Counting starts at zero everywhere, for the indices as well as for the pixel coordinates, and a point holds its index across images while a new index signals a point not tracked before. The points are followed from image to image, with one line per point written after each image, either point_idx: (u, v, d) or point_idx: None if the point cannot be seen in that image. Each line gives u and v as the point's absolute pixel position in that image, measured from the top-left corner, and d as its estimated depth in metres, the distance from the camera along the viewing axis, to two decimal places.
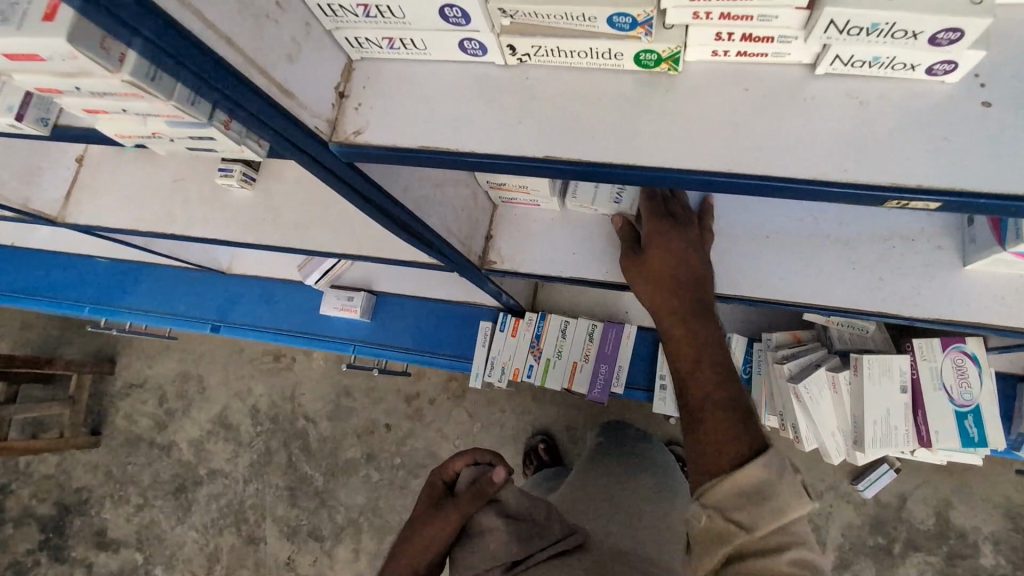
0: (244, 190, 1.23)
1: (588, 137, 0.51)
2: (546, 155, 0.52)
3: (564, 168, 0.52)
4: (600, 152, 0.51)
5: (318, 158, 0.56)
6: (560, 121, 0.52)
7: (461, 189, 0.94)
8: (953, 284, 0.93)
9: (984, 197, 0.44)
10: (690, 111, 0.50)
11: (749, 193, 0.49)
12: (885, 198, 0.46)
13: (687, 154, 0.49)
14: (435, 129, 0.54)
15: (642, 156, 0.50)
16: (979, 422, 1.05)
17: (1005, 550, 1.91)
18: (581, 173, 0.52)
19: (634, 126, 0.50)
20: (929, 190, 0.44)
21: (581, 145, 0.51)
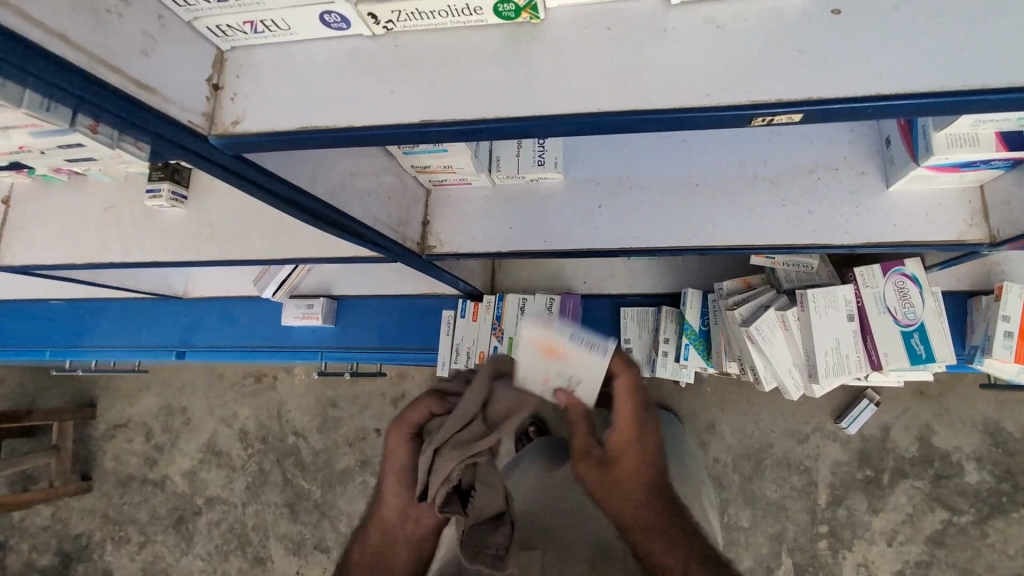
0: (177, 209, 1.21)
1: (465, 98, 0.51)
2: (425, 120, 0.52)
3: (444, 131, 0.51)
4: (475, 110, 0.51)
5: (198, 153, 0.55)
6: (434, 84, 0.52)
7: (384, 175, 0.93)
8: (878, 207, 0.95)
9: (841, 102, 0.45)
10: (557, 60, 0.50)
11: (627, 131, 0.50)
12: (754, 117, 0.46)
13: (558, 101, 0.49)
14: (314, 108, 0.54)
15: (516, 108, 0.50)
16: (924, 339, 1.07)
17: (987, 465, 1.96)
18: (472, 134, 0.52)
19: (507, 81, 0.50)
20: (791, 104, 0.45)
21: (459, 107, 0.51)
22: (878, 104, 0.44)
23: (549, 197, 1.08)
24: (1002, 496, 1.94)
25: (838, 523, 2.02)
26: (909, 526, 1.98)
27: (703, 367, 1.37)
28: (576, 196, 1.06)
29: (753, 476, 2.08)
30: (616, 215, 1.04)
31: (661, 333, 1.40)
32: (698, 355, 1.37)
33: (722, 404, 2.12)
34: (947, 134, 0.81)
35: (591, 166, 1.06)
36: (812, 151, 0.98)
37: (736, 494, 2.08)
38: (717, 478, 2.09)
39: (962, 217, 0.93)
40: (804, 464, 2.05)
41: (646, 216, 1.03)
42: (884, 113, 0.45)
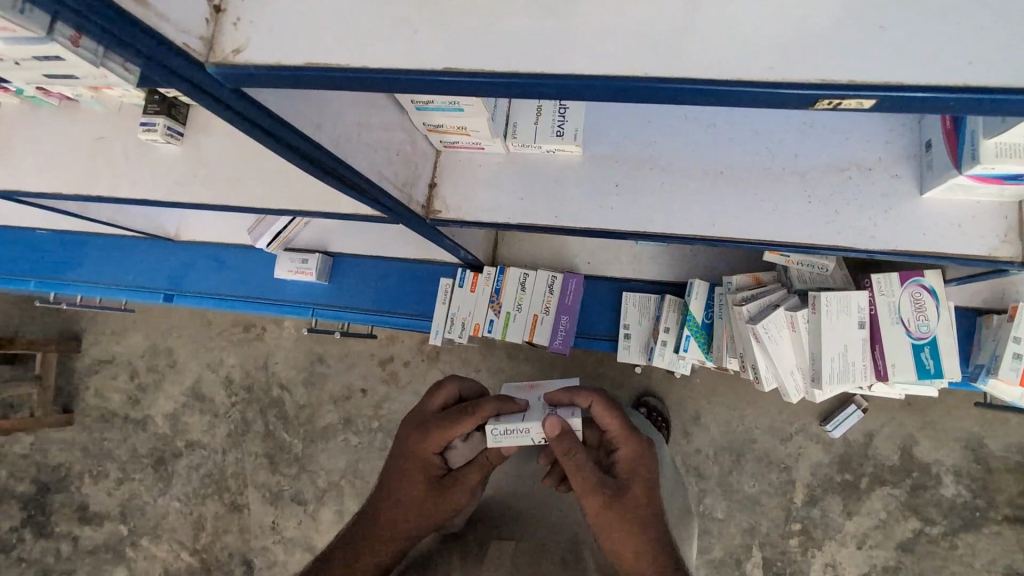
0: (172, 145, 1.14)
1: (494, 47, 0.45)
2: (446, 67, 0.46)
3: (470, 82, 0.46)
4: (505, 62, 0.45)
5: (192, 81, 0.49)
6: (463, 28, 0.46)
7: (394, 131, 0.88)
8: (909, 214, 0.91)
9: (922, 90, 0.40)
10: (606, 11, 0.44)
11: (671, 100, 0.44)
12: (814, 99, 0.42)
13: (599, 60, 0.44)
14: (324, 43, 0.48)
15: (552, 64, 0.44)
16: (935, 354, 1.05)
17: (966, 480, 1.97)
18: (501, 88, 0.47)
19: (542, 34, 0.45)
20: (864, 87, 0.40)
21: (489, 57, 0.45)
22: (966, 97, 0.39)
23: (564, 169, 1.02)
24: (975, 511, 1.96)
25: (811, 522, 2.04)
26: (881, 532, 2.00)
27: (701, 360, 1.35)
28: (593, 171, 1.01)
29: (733, 470, 2.09)
30: (633, 196, 0.99)
31: (663, 322, 1.37)
32: (698, 347, 1.34)
33: (710, 396, 2.11)
34: (998, 143, 0.77)
35: (612, 142, 1.00)
36: (845, 148, 0.93)
37: (714, 486, 2.09)
38: (697, 468, 2.10)
39: (995, 233, 0.89)
40: (785, 462, 2.06)
41: (664, 199, 0.98)
42: (966, 108, 0.40)
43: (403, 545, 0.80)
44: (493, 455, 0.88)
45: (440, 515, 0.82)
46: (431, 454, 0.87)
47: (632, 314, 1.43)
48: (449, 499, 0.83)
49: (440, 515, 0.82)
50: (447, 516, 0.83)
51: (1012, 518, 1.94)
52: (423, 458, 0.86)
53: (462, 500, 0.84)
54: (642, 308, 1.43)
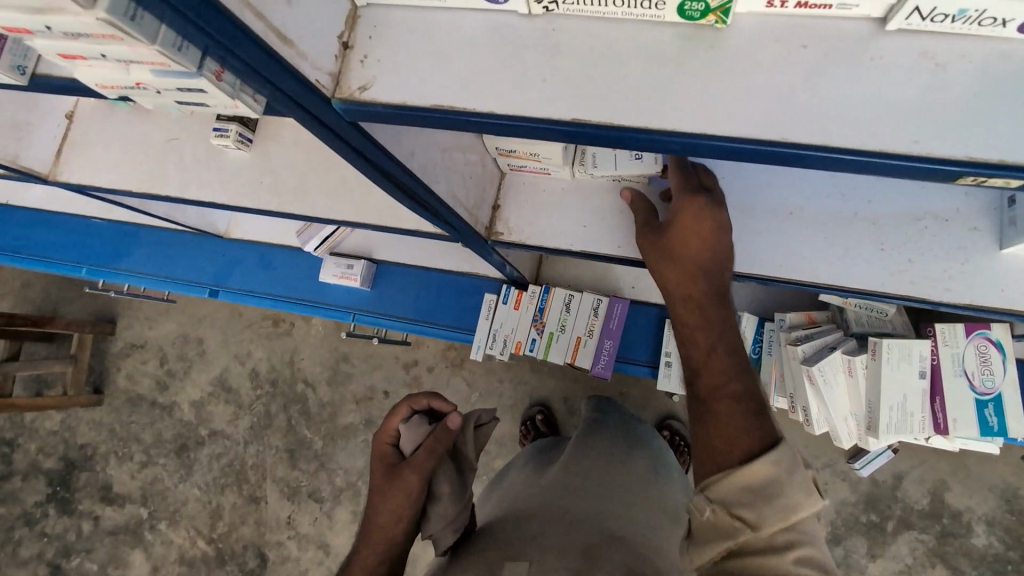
0: (241, 152, 1.17)
1: (625, 99, 0.46)
2: (573, 118, 0.47)
3: (598, 133, 0.47)
4: (636, 116, 0.46)
5: (316, 115, 0.51)
6: (593, 78, 0.47)
7: (470, 154, 0.89)
8: (987, 268, 0.89)
9: None
10: (745, 69, 0.44)
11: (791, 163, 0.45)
12: (935, 173, 0.42)
13: (733, 119, 0.44)
14: (450, 87, 0.48)
15: (681, 121, 0.45)
16: (999, 411, 1.02)
17: (998, 530, 1.91)
18: (622, 141, 0.47)
19: (666, 90, 0.46)
20: (997, 166, 0.41)
21: (616, 109, 0.46)
22: None
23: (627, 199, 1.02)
24: (1006, 564, 1.89)
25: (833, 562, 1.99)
26: None
27: None
28: None
29: None
30: None
31: None
32: None
33: None
34: None
35: None
36: (921, 195, 0.91)
37: None
38: None
39: None
40: None
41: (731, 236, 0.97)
42: None
43: (387, 546, 0.89)
44: (438, 438, 0.90)
45: (403, 507, 0.89)
46: (387, 448, 0.96)
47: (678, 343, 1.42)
48: (402, 484, 0.89)
49: (405, 507, 0.90)
50: (405, 497, 0.89)
51: None
52: (380, 453, 0.96)
53: (414, 482, 0.89)
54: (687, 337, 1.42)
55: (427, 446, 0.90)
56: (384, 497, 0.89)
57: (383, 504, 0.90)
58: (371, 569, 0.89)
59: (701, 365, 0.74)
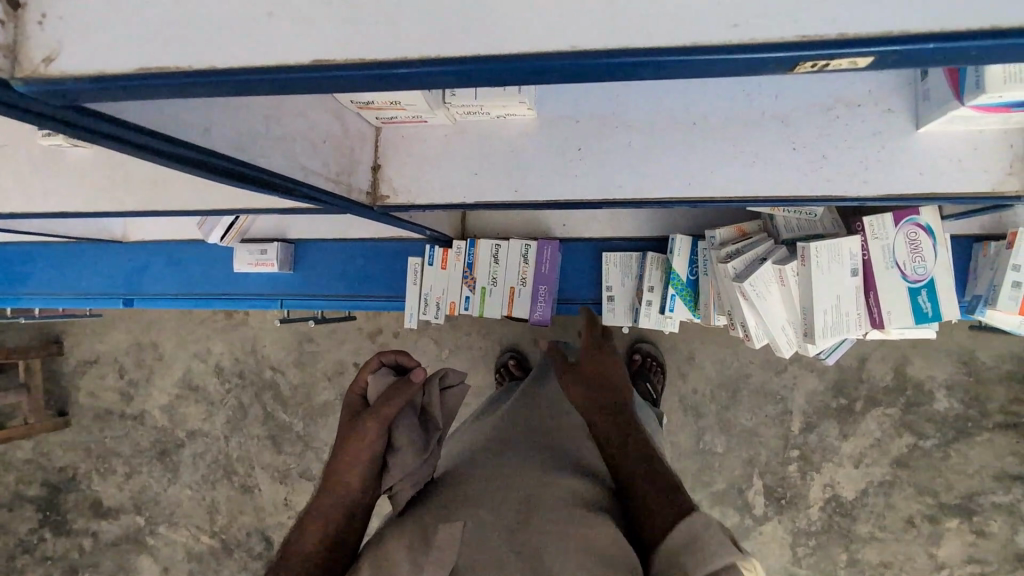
0: (84, 148, 1.01)
1: (404, 22, 0.39)
2: (350, 59, 0.40)
3: (370, 74, 0.40)
4: (414, 45, 0.40)
5: (4, 102, 0.38)
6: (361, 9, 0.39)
7: (318, 114, 0.76)
8: (902, 153, 0.81)
9: (892, 42, 0.37)
10: None
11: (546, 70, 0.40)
12: (767, 63, 0.39)
13: (531, 31, 0.39)
14: (170, 40, 0.39)
15: (486, 39, 0.39)
16: (932, 296, 0.99)
17: (958, 393, 1.96)
18: (400, 78, 0.40)
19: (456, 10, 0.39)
20: (764, 47, 0.37)
21: (383, 39, 0.39)
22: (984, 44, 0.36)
23: (516, 135, 0.91)
24: (968, 422, 1.96)
25: (809, 448, 2.06)
26: (877, 450, 2.02)
27: (689, 318, 1.29)
28: (552, 136, 0.90)
29: (731, 406, 2.08)
30: (600, 160, 0.88)
31: (645, 282, 1.31)
32: (685, 306, 1.28)
33: (703, 337, 2.08)
34: (1007, 67, 0.67)
35: (569, 102, 0.89)
36: (831, 82, 0.82)
37: (713, 423, 2.09)
38: (695, 408, 2.10)
39: (999, 165, 0.80)
40: (780, 393, 2.05)
41: (630, 161, 0.88)
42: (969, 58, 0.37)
43: (346, 497, 0.79)
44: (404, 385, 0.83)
45: (366, 454, 0.80)
46: (354, 398, 0.88)
47: (616, 276, 1.36)
48: (358, 433, 0.81)
49: (363, 459, 0.80)
50: (359, 450, 0.80)
51: (1003, 424, 1.95)
52: (347, 402, 0.88)
53: (374, 427, 0.80)
54: (627, 269, 1.35)
55: (390, 392, 0.82)
56: (341, 446, 0.81)
57: (338, 457, 0.81)
58: (328, 520, 0.78)
59: (592, 405, 0.96)
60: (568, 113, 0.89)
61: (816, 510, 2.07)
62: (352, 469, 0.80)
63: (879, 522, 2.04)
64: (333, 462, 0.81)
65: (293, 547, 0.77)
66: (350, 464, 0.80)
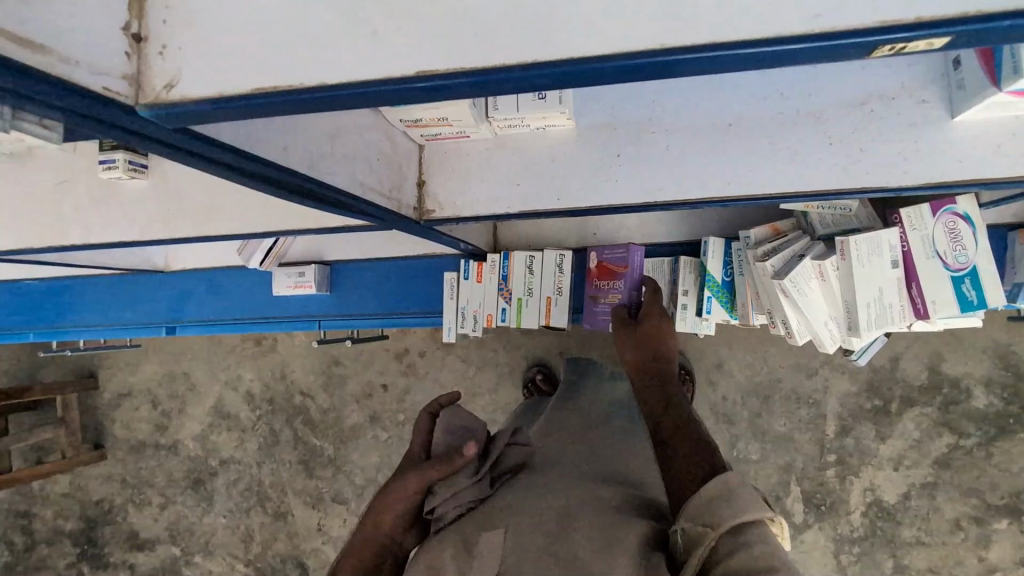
0: (139, 180, 1.06)
1: (483, 37, 0.42)
2: (443, 68, 0.43)
3: (457, 83, 0.43)
4: (500, 53, 0.42)
5: (127, 127, 0.43)
6: (449, 21, 0.42)
7: (370, 133, 0.80)
8: (939, 141, 0.83)
9: (926, 26, 0.38)
10: None
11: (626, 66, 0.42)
12: (817, 51, 0.40)
13: (620, 29, 0.41)
14: (277, 64, 0.43)
15: (564, 41, 0.42)
16: (976, 284, 0.98)
17: (998, 389, 1.92)
18: (473, 88, 0.44)
19: (540, 17, 0.42)
20: (842, 35, 0.39)
21: (482, 49, 0.42)
22: (973, 27, 0.37)
23: (554, 144, 0.94)
24: (1011, 419, 1.92)
25: (848, 452, 2.02)
26: (918, 451, 1.97)
27: (726, 320, 1.30)
28: (589, 144, 0.93)
29: (765, 412, 2.06)
30: (636, 164, 0.91)
31: (680, 286, 1.32)
32: (721, 308, 1.28)
33: (732, 343, 2.06)
34: None
35: (604, 110, 0.92)
36: (864, 77, 0.84)
37: (748, 430, 2.07)
38: (729, 415, 2.08)
39: None
40: (814, 397, 2.03)
41: (667, 163, 0.91)
42: (973, 39, 0.39)
43: (376, 536, 0.85)
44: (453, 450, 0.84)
45: (401, 503, 0.84)
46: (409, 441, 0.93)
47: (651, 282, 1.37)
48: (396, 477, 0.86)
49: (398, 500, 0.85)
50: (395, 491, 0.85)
51: None
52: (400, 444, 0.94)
53: (411, 482, 0.83)
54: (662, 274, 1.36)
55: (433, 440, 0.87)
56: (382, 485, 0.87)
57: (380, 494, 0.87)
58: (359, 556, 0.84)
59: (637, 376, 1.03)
60: (605, 120, 0.92)
61: (858, 515, 2.03)
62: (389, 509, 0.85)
63: (925, 526, 1.99)
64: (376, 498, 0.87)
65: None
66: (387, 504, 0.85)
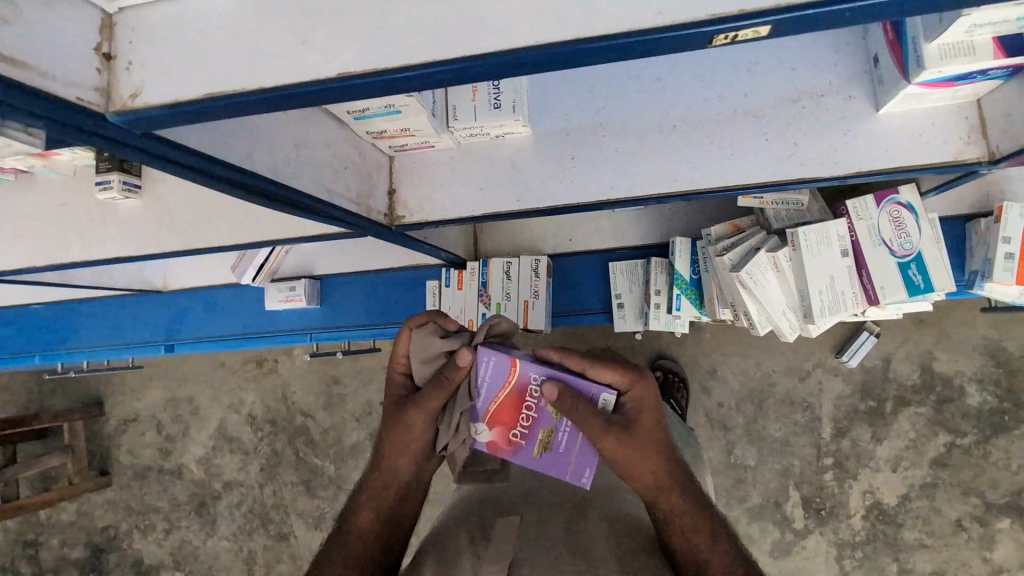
0: (133, 200, 1.14)
1: (392, 39, 0.48)
2: (360, 70, 0.48)
3: (364, 83, 0.48)
4: (412, 53, 0.47)
5: (102, 134, 0.50)
6: (364, 29, 0.48)
7: (338, 145, 0.87)
8: (869, 132, 0.89)
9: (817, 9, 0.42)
10: None
11: (540, 68, 0.48)
12: (677, 41, 0.44)
13: (520, 26, 0.46)
14: (221, 73, 0.49)
15: (456, 43, 0.47)
16: (922, 269, 1.03)
17: (990, 386, 1.93)
18: (384, 87, 0.49)
19: (450, 20, 0.47)
20: (685, 29, 0.44)
21: (397, 51, 0.47)
22: (842, 10, 0.42)
23: (515, 150, 1.01)
24: (1005, 416, 1.93)
25: (843, 454, 2.03)
26: (914, 452, 1.98)
27: (696, 316, 1.35)
28: (547, 149, 1.00)
29: (758, 417, 2.07)
30: (591, 166, 0.98)
31: (652, 286, 1.37)
32: (691, 304, 1.33)
33: (722, 348, 2.09)
34: (939, 46, 0.74)
35: (560, 118, 0.99)
36: (794, 77, 0.91)
37: (741, 435, 2.08)
38: (722, 421, 2.09)
39: (957, 136, 0.87)
40: (808, 400, 2.04)
41: (620, 165, 0.97)
42: (847, 25, 0.43)
43: (395, 475, 0.85)
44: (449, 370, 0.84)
45: (415, 441, 0.85)
46: (398, 374, 0.91)
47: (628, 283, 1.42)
48: (404, 418, 0.85)
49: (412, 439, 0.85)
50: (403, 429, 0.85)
51: None
52: (391, 380, 0.91)
53: (419, 416, 0.84)
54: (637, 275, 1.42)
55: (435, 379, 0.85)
56: (390, 424, 0.86)
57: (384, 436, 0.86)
58: (379, 500, 0.84)
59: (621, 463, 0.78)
60: (561, 126, 0.99)
61: (858, 519, 2.02)
62: (404, 450, 0.85)
63: (925, 528, 1.98)
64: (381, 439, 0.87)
65: (348, 519, 0.84)
66: (399, 445, 0.85)
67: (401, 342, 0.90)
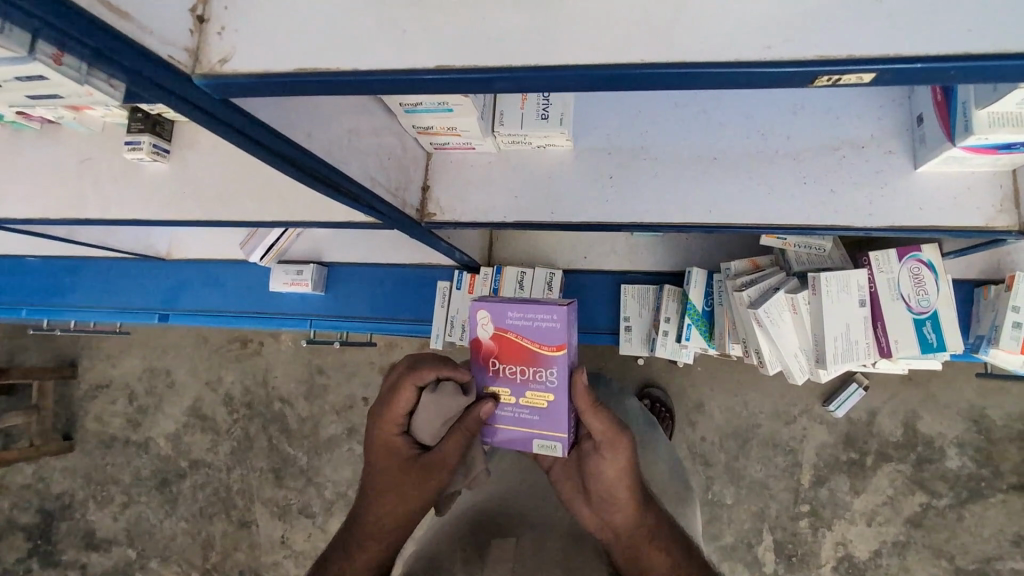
0: (159, 164, 1.12)
1: (494, 42, 0.48)
2: (460, 66, 0.48)
3: (461, 78, 0.49)
4: (512, 57, 0.48)
5: (181, 95, 0.50)
6: (466, 27, 0.49)
7: (385, 135, 0.87)
8: (903, 188, 0.91)
9: (917, 62, 0.44)
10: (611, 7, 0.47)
11: (623, 85, 0.49)
12: (783, 74, 0.46)
13: (624, 45, 0.47)
14: (315, 50, 0.49)
15: (563, 53, 0.47)
16: (936, 327, 1.05)
17: (970, 451, 1.96)
18: (476, 84, 0.49)
19: (552, 28, 0.48)
20: (810, 61, 0.45)
21: (496, 53, 0.48)
22: (931, 66, 0.44)
23: (553, 162, 1.02)
24: (981, 482, 1.95)
25: (820, 502, 2.04)
26: (890, 508, 2.00)
27: (703, 348, 1.35)
28: (585, 165, 1.00)
29: (741, 455, 2.08)
30: (627, 187, 0.99)
31: (662, 312, 1.36)
32: (700, 335, 1.33)
33: (714, 384, 2.09)
34: (990, 114, 0.78)
35: (602, 136, 1.00)
36: (836, 126, 0.93)
37: (722, 472, 2.09)
38: (705, 456, 2.10)
39: (990, 203, 0.89)
40: (791, 444, 2.05)
41: (655, 190, 0.98)
42: (932, 79, 0.45)
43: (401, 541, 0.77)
44: (472, 423, 0.80)
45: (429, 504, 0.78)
46: (395, 434, 0.78)
47: (639, 306, 1.43)
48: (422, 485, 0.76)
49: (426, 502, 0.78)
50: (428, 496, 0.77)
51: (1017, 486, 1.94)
52: (387, 441, 0.78)
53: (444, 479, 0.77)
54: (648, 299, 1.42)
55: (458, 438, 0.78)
56: (402, 496, 0.75)
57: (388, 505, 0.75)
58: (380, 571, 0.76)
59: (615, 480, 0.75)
60: (602, 144, 0.99)
61: (828, 569, 2.03)
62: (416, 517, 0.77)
63: None
64: (381, 510, 0.75)
65: None
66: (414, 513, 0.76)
67: (401, 401, 0.77)
